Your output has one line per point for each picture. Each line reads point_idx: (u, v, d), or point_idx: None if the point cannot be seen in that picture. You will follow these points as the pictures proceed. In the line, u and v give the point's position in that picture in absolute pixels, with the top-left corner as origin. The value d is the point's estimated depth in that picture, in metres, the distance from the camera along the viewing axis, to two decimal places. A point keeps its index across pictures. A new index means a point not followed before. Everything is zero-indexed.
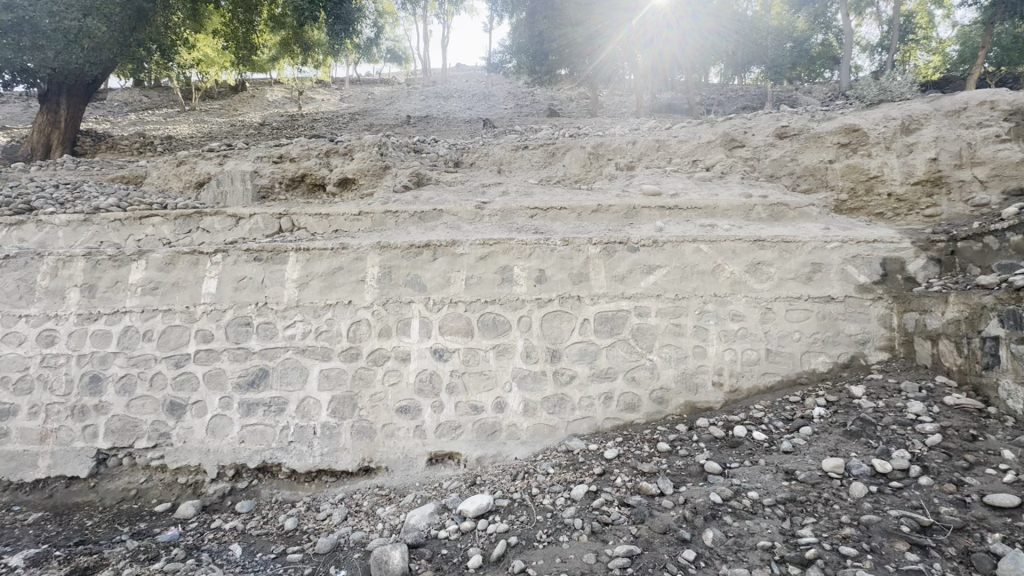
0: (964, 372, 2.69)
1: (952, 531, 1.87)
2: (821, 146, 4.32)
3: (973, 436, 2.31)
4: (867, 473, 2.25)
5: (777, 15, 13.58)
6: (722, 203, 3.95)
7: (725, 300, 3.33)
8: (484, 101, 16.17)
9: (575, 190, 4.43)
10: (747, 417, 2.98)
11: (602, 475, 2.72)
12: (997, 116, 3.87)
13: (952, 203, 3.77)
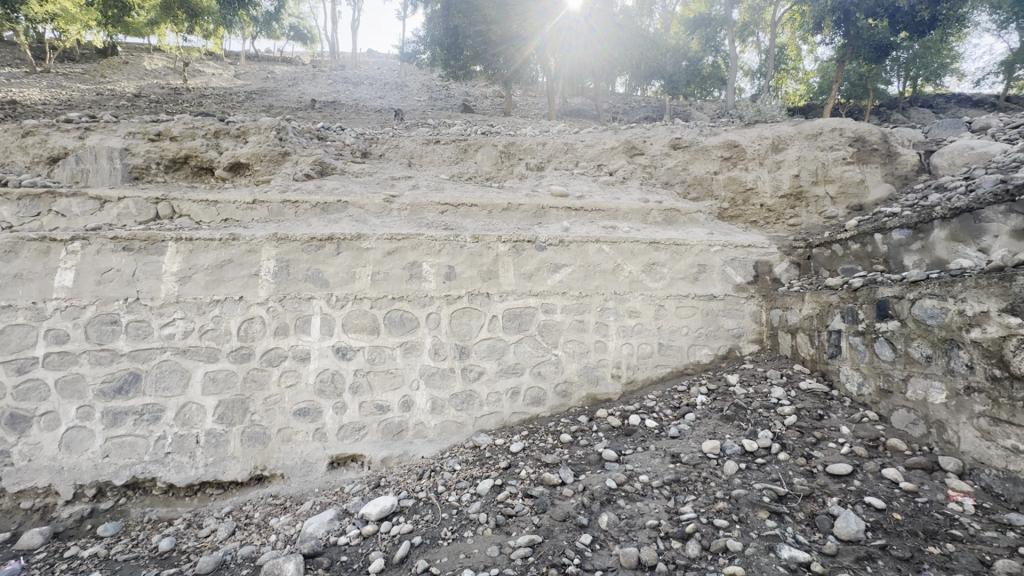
0: (815, 361, 3.12)
1: (802, 498, 2.15)
2: (708, 159, 4.77)
3: (820, 415, 2.69)
4: (738, 452, 2.52)
5: (675, 35, 14.59)
6: (623, 206, 4.20)
7: (624, 297, 3.55)
8: (396, 91, 15.65)
9: (486, 187, 4.45)
10: (641, 407, 3.22)
11: (507, 469, 2.77)
12: (844, 141, 4.52)
13: (810, 215, 4.37)
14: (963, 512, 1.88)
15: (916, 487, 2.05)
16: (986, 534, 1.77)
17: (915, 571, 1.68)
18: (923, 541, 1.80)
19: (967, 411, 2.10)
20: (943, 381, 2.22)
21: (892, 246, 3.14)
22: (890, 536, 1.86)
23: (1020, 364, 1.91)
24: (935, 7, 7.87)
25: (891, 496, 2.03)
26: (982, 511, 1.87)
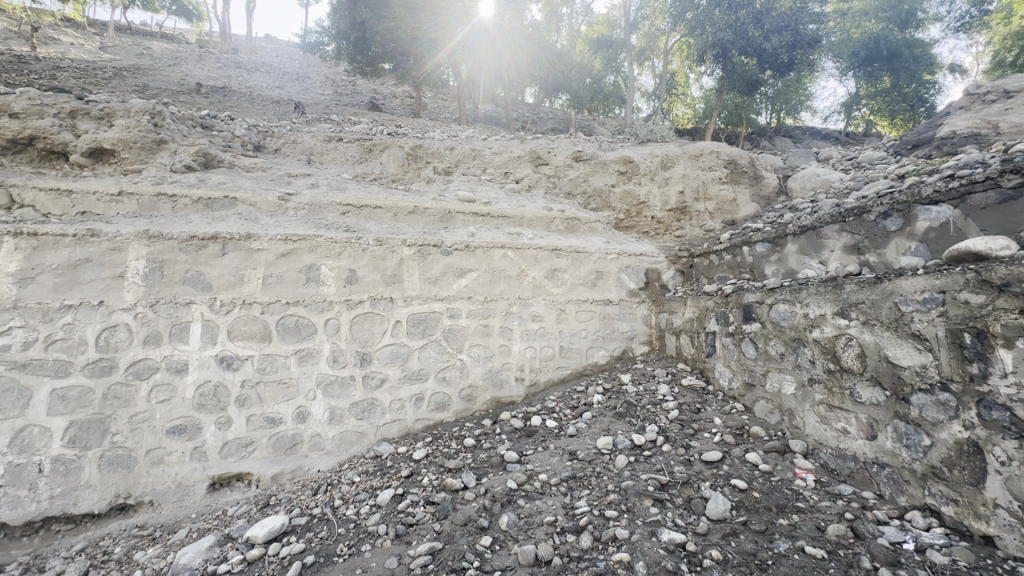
0: (694, 359, 3.46)
1: (681, 485, 2.33)
2: (606, 172, 5.08)
3: (698, 408, 2.98)
4: (628, 447, 2.71)
5: (580, 54, 15.34)
6: (528, 214, 4.34)
7: (527, 302, 3.66)
8: (296, 82, 14.70)
9: (391, 189, 4.35)
10: (542, 408, 3.34)
11: (409, 477, 2.72)
12: (721, 163, 5.07)
13: (693, 228, 4.84)
14: (806, 486, 2.18)
15: (771, 468, 2.33)
16: (822, 504, 2.05)
17: (768, 540, 1.89)
18: (776, 514, 2.02)
19: (810, 399, 2.41)
20: (793, 373, 2.54)
21: (756, 257, 3.56)
22: (750, 512, 2.06)
23: (848, 358, 2.21)
24: (791, 52, 9.16)
25: (752, 477, 2.29)
26: (820, 484, 2.18)
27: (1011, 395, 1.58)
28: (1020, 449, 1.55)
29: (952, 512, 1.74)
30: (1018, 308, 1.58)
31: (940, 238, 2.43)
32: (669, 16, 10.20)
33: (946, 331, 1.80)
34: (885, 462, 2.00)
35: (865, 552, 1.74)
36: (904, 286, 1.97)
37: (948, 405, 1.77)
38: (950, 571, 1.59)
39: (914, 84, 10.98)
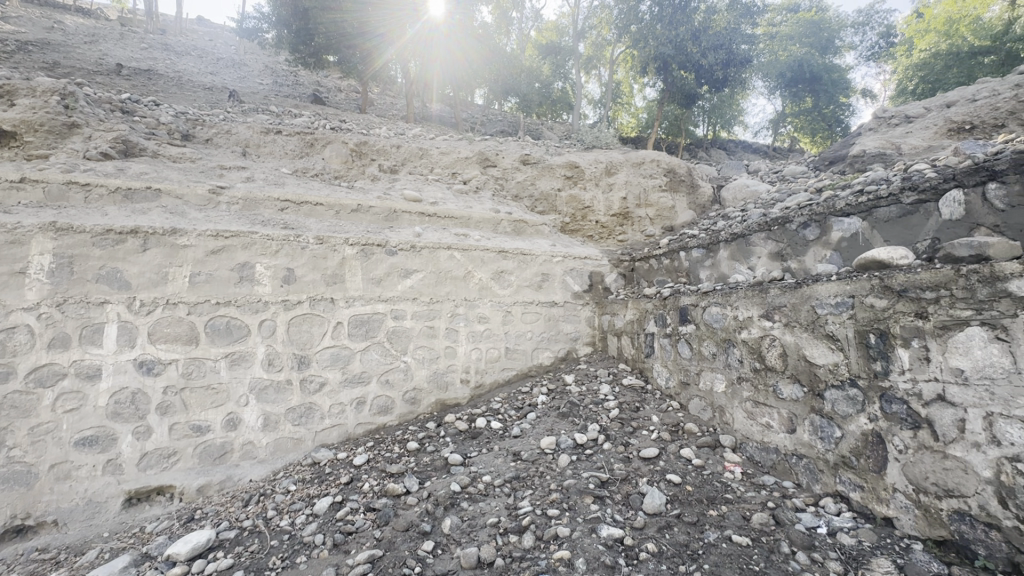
0: (634, 360, 3.59)
1: (620, 481, 2.39)
2: (552, 176, 5.16)
3: (637, 407, 3.09)
4: (570, 446, 2.76)
5: (529, 58, 15.49)
6: (475, 215, 4.33)
7: (473, 303, 3.65)
8: (231, 69, 13.88)
9: (333, 186, 4.19)
10: (487, 409, 3.34)
11: (349, 483, 2.63)
12: (661, 171, 5.29)
13: (635, 233, 5.02)
14: (734, 479, 2.31)
15: (703, 462, 2.46)
16: (748, 494, 2.18)
17: (699, 531, 1.98)
18: (706, 505, 2.13)
19: (738, 396, 2.56)
20: (724, 372, 2.69)
21: (692, 262, 3.74)
22: (683, 505, 2.16)
23: (772, 358, 2.36)
24: (725, 69, 9.79)
25: (686, 471, 2.40)
26: (746, 476, 2.32)
27: (907, 389, 1.75)
28: (915, 438, 1.72)
29: (859, 497, 1.91)
30: (915, 312, 1.75)
31: (852, 247, 2.65)
32: (615, 28, 10.54)
33: (855, 332, 1.95)
34: (802, 453, 2.16)
35: (785, 538, 1.87)
36: (820, 291, 2.12)
37: (856, 400, 1.93)
38: (857, 551, 1.73)
39: (833, 105, 12.10)
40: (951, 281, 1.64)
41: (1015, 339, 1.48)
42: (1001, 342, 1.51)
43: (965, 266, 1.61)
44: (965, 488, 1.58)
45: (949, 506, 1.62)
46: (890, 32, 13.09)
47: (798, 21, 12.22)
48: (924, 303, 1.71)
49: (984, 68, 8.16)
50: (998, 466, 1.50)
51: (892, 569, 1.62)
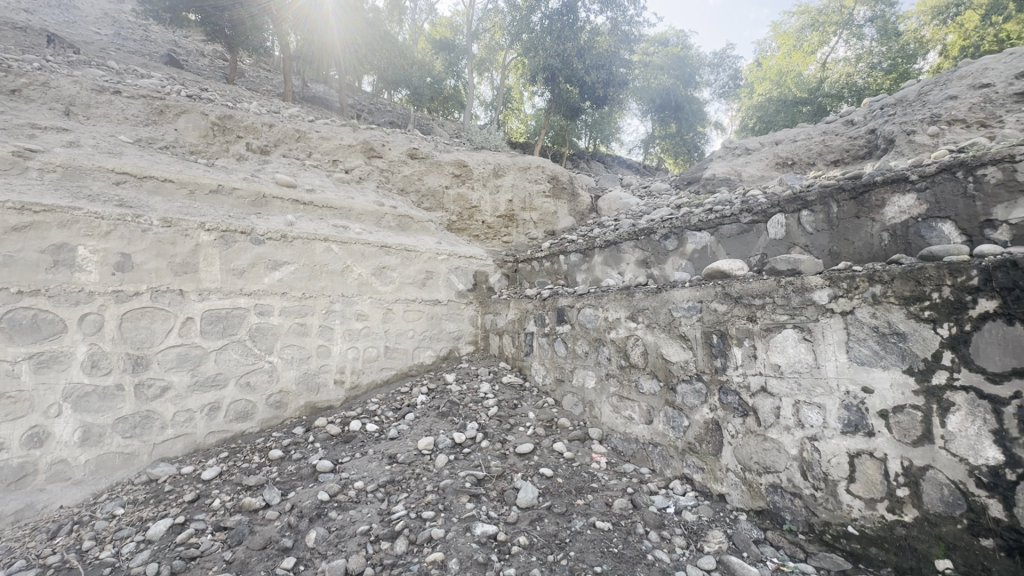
0: (514, 358, 3.69)
1: (496, 478, 2.42)
2: (440, 173, 5.08)
3: (515, 404, 3.17)
4: (449, 445, 2.72)
5: (421, 51, 15.06)
6: (357, 206, 4.09)
7: (351, 300, 3.44)
8: (53, 8, 11.39)
9: (187, 161, 3.65)
10: (363, 411, 3.18)
11: (194, 501, 2.30)
12: (546, 177, 5.51)
13: (519, 235, 5.17)
14: (600, 468, 2.48)
15: (573, 455, 2.60)
16: (611, 482, 2.35)
17: (567, 520, 2.08)
18: (575, 495, 2.25)
19: (606, 391, 2.75)
20: (594, 369, 2.87)
21: (571, 265, 3.95)
22: (555, 497, 2.25)
23: (635, 355, 2.58)
24: (605, 88, 10.60)
25: (558, 464, 2.51)
26: (610, 465, 2.51)
27: (740, 382, 2.03)
28: (743, 424, 2.00)
29: (700, 478, 2.16)
30: (747, 316, 2.02)
31: (701, 258, 3.01)
32: (508, 34, 10.75)
33: (701, 333, 2.21)
34: (657, 441, 2.39)
35: (640, 520, 2.04)
36: (675, 295, 2.37)
37: (701, 392, 2.19)
38: (697, 526, 1.96)
39: (691, 133, 13.78)
40: (774, 291, 1.92)
41: (816, 339, 1.79)
42: (807, 342, 1.82)
43: (785, 278, 1.90)
44: (778, 464, 1.88)
45: (767, 480, 1.90)
46: (737, 74, 15.16)
47: (666, 54, 13.63)
48: (754, 308, 1.99)
49: (802, 116, 9.78)
50: (802, 444, 1.80)
51: (723, 539, 1.87)
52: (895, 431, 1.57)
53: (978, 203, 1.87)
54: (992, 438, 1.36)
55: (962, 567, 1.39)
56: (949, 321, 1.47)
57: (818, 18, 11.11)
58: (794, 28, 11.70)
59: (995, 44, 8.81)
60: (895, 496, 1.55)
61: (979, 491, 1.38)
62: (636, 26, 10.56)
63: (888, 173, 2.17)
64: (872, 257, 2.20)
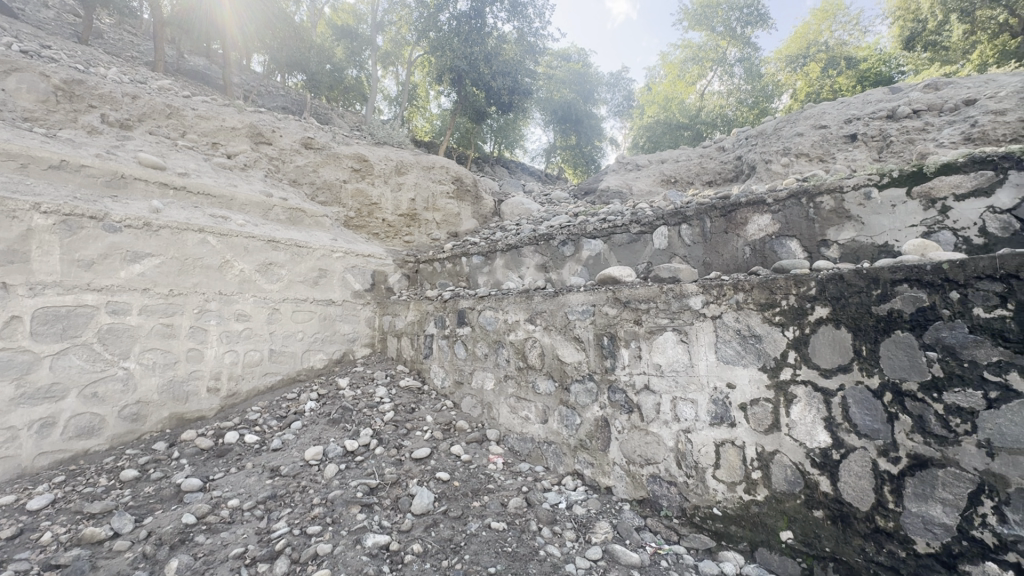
0: (413, 360, 3.60)
1: (390, 486, 2.32)
2: (337, 166, 4.79)
3: (413, 407, 3.08)
4: (339, 454, 2.57)
5: (320, 34, 14.06)
6: (240, 195, 3.72)
7: (230, 299, 3.11)
8: None
9: (18, 129, 3.03)
10: (241, 421, 2.88)
11: (15, 538, 1.89)
12: (450, 178, 5.46)
13: (421, 235, 5.06)
14: (496, 469, 2.50)
15: (471, 457, 2.59)
16: (507, 482, 2.38)
17: (463, 523, 2.06)
18: (470, 498, 2.24)
19: (504, 393, 2.79)
20: (493, 371, 2.89)
21: (472, 268, 3.95)
22: (450, 501, 2.22)
23: (532, 357, 2.64)
24: (511, 95, 10.80)
25: (455, 467, 2.48)
26: (507, 465, 2.54)
27: (627, 381, 2.17)
28: (628, 420, 2.15)
29: (589, 473, 2.28)
30: (633, 319, 2.17)
31: (596, 264, 3.19)
32: (414, 30, 10.52)
33: (594, 335, 2.32)
34: (552, 440, 2.47)
35: (534, 517, 2.09)
36: (571, 299, 2.47)
37: (592, 391, 2.31)
38: (586, 519, 2.06)
39: (589, 145, 14.62)
40: (657, 296, 2.09)
41: (691, 340, 1.98)
42: (683, 343, 2.00)
43: (666, 285, 2.08)
44: (657, 456, 2.04)
45: (648, 471, 2.06)
46: (630, 96, 16.42)
47: (568, 70, 14.41)
48: (640, 312, 2.15)
49: (683, 139, 10.80)
50: (678, 437, 1.97)
51: (609, 529, 1.98)
52: (751, 421, 1.78)
53: (817, 225, 2.25)
54: (823, 424, 1.61)
55: (800, 536, 1.61)
56: (794, 325, 1.71)
57: (698, 53, 12.43)
58: (678, 60, 12.90)
59: (831, 93, 10.40)
60: (750, 478, 1.75)
61: (813, 469, 1.61)
62: (541, 38, 10.93)
63: (750, 195, 2.49)
64: (736, 268, 2.50)
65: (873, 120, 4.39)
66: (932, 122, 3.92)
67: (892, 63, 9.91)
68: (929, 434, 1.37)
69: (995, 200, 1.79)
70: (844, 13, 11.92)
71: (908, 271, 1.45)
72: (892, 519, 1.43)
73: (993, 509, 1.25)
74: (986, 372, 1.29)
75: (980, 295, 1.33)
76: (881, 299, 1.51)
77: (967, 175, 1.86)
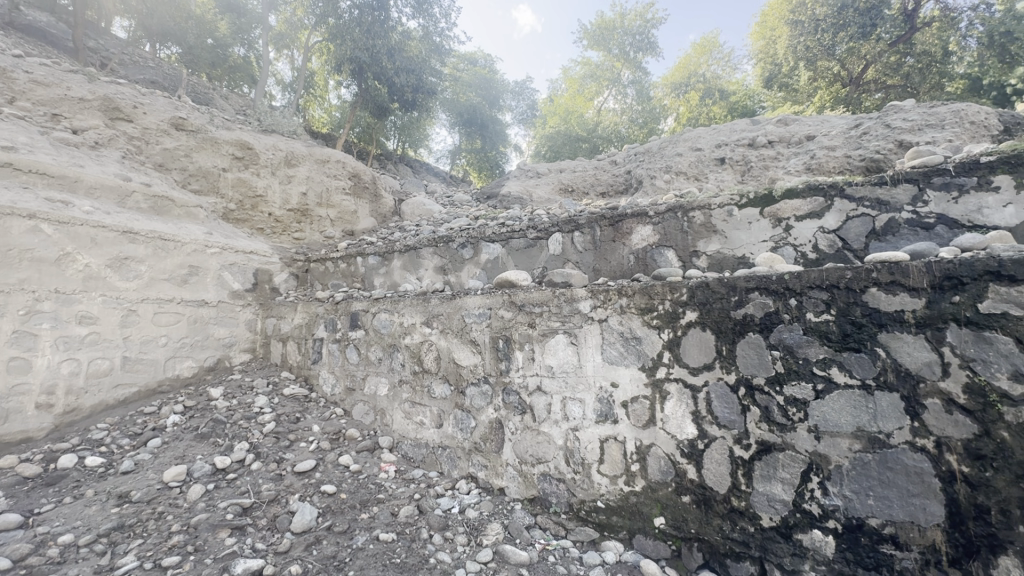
0: (300, 367, 3.33)
1: (266, 504, 2.10)
2: (215, 152, 4.27)
3: (297, 417, 2.83)
4: (207, 473, 2.27)
5: None
6: (89, 177, 3.17)
7: (69, 298, 2.64)
8: None
9: None
10: (81, 442, 2.43)
11: None
12: (346, 174, 5.15)
13: (313, 232, 4.72)
14: (388, 478, 2.39)
15: (361, 467, 2.44)
16: (398, 490, 2.29)
17: (349, 538, 1.94)
18: (359, 510, 2.11)
19: (398, 398, 2.69)
20: (387, 376, 2.77)
21: (368, 268, 3.77)
22: (336, 515, 2.07)
23: (428, 361, 2.58)
24: (415, 93, 10.57)
25: (342, 479, 2.32)
26: (399, 473, 2.44)
27: (521, 383, 2.20)
28: (521, 421, 2.18)
29: (483, 475, 2.28)
30: (528, 322, 2.20)
31: (493, 268, 3.18)
32: (312, 13, 9.87)
33: (490, 338, 2.33)
34: (446, 444, 2.43)
35: (425, 524, 2.03)
36: (467, 302, 2.44)
37: (487, 394, 2.31)
38: (478, 522, 2.05)
39: (494, 150, 14.68)
40: (550, 300, 2.14)
41: (580, 342, 2.06)
42: (573, 346, 2.08)
43: (559, 289, 2.14)
44: (548, 454, 2.09)
45: (539, 470, 2.11)
46: (533, 106, 16.91)
47: (473, 73, 14.49)
48: (534, 315, 2.19)
49: (582, 151, 11.08)
50: (567, 435, 2.04)
51: (500, 530, 1.99)
52: (632, 417, 1.90)
53: (690, 237, 2.49)
54: (691, 418, 1.77)
55: (670, 521, 1.75)
56: (668, 328, 1.85)
57: (596, 71, 13.19)
58: (577, 75, 13.55)
59: (707, 120, 11.77)
60: (630, 470, 1.87)
61: (682, 459, 1.76)
62: (447, 39, 10.83)
63: (635, 207, 2.66)
64: (622, 274, 2.67)
65: (738, 146, 5.00)
66: (782, 152, 4.58)
67: (754, 99, 11.37)
68: (772, 423, 1.58)
69: (824, 222, 2.21)
70: (718, 49, 13.37)
71: (759, 280, 1.65)
72: (743, 499, 1.60)
73: (818, 484, 1.47)
74: (815, 368, 1.53)
75: (812, 302, 1.56)
76: (738, 305, 1.70)
77: (804, 200, 2.23)
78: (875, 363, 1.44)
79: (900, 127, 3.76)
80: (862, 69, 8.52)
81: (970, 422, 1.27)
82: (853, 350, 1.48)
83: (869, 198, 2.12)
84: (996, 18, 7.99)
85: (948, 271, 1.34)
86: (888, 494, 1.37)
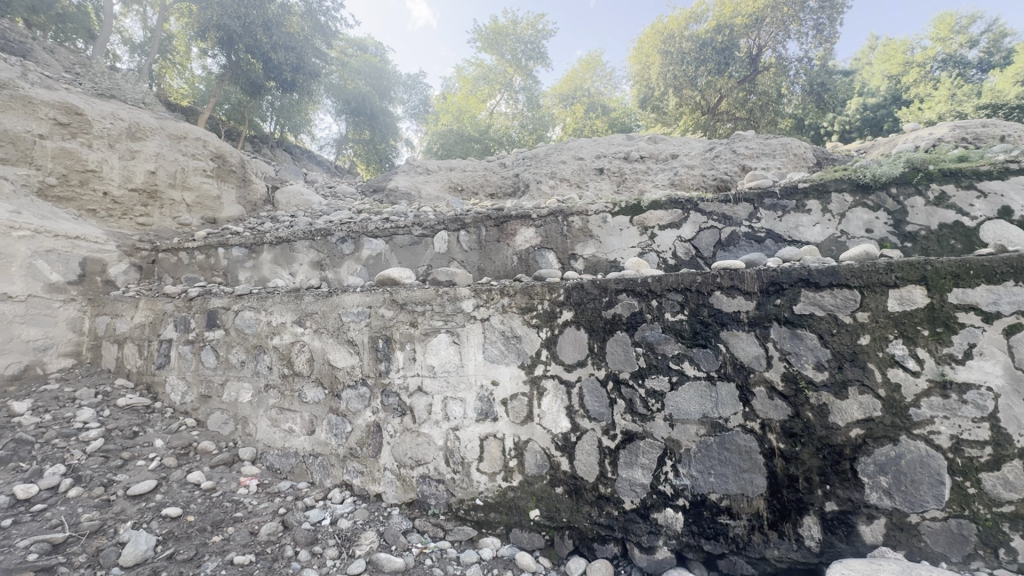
0: (140, 373, 2.86)
1: (86, 537, 1.78)
2: (29, 114, 3.48)
3: (135, 432, 2.43)
4: (3, 506, 1.85)
5: None
6: None
7: None
8: None
9: None
10: None
11: None
12: (207, 154, 4.55)
13: (163, 217, 4.09)
14: (248, 493, 2.16)
15: (214, 484, 2.18)
16: (259, 506, 2.08)
17: (195, 566, 1.72)
18: (209, 533, 1.88)
19: (264, 404, 2.46)
20: (251, 381, 2.52)
21: (231, 261, 3.38)
22: (179, 541, 1.82)
23: (300, 363, 2.39)
24: (294, 73, 9.65)
25: (190, 499, 2.05)
26: (262, 487, 2.23)
27: (400, 383, 2.13)
28: (400, 423, 2.12)
29: (358, 482, 2.17)
30: (409, 321, 2.14)
31: (375, 265, 3.05)
32: None
33: (368, 338, 2.22)
34: (318, 452, 2.28)
35: (290, 541, 1.88)
36: (345, 299, 2.30)
37: (365, 396, 2.21)
38: (351, 531, 1.95)
39: (383, 143, 14.06)
40: (433, 299, 2.10)
41: (462, 341, 2.05)
42: (455, 345, 2.06)
43: (442, 288, 2.12)
44: (427, 456, 2.06)
45: (418, 472, 2.07)
46: (426, 101, 16.56)
47: (362, 60, 13.68)
48: (416, 314, 2.13)
49: (473, 151, 11.03)
50: (447, 435, 2.03)
51: (375, 538, 1.91)
52: (511, 414, 1.95)
53: (569, 240, 2.65)
54: (566, 413, 1.87)
55: (545, 512, 1.84)
56: (546, 327, 1.94)
57: (489, 74, 13.43)
58: (470, 76, 13.63)
59: (590, 131, 12.32)
60: (508, 466, 1.92)
61: (556, 452, 1.86)
62: (333, 21, 10.26)
63: (519, 210, 2.75)
64: (505, 274, 2.74)
65: (614, 159, 5.43)
66: (650, 167, 5.08)
67: (631, 117, 12.34)
68: (635, 413, 1.75)
69: (682, 231, 2.49)
70: (601, 67, 14.38)
71: (627, 282, 1.81)
72: (610, 485, 1.75)
73: (671, 466, 1.67)
74: (671, 362, 1.73)
75: (669, 303, 1.75)
76: (608, 305, 1.84)
77: (666, 211, 2.50)
78: (717, 357, 1.67)
79: (743, 153, 4.39)
80: (716, 100, 9.85)
81: (785, 404, 1.54)
82: (700, 346, 1.69)
83: (717, 212, 2.45)
84: (814, 70, 9.61)
85: (773, 278, 1.60)
86: (725, 471, 1.60)
